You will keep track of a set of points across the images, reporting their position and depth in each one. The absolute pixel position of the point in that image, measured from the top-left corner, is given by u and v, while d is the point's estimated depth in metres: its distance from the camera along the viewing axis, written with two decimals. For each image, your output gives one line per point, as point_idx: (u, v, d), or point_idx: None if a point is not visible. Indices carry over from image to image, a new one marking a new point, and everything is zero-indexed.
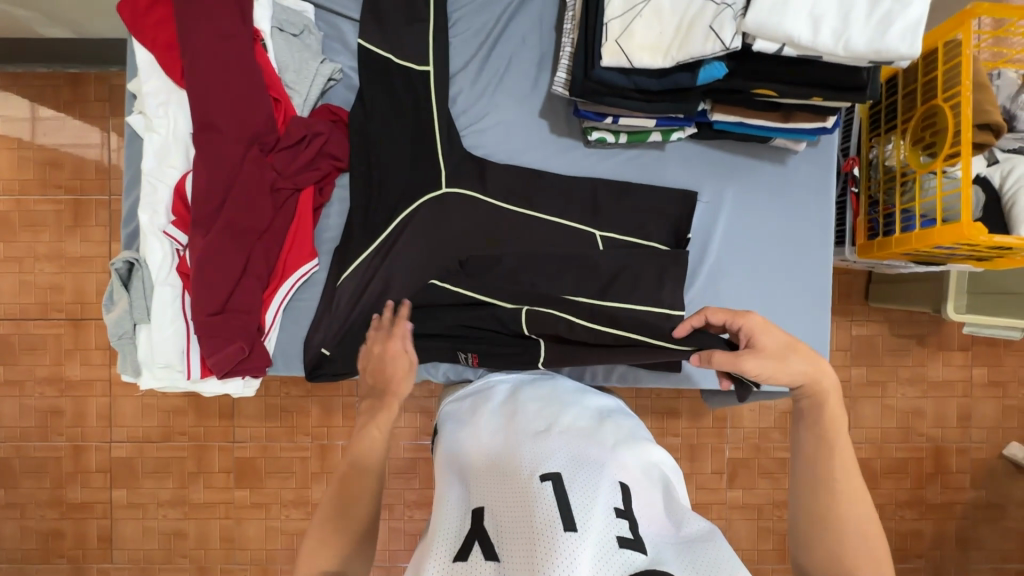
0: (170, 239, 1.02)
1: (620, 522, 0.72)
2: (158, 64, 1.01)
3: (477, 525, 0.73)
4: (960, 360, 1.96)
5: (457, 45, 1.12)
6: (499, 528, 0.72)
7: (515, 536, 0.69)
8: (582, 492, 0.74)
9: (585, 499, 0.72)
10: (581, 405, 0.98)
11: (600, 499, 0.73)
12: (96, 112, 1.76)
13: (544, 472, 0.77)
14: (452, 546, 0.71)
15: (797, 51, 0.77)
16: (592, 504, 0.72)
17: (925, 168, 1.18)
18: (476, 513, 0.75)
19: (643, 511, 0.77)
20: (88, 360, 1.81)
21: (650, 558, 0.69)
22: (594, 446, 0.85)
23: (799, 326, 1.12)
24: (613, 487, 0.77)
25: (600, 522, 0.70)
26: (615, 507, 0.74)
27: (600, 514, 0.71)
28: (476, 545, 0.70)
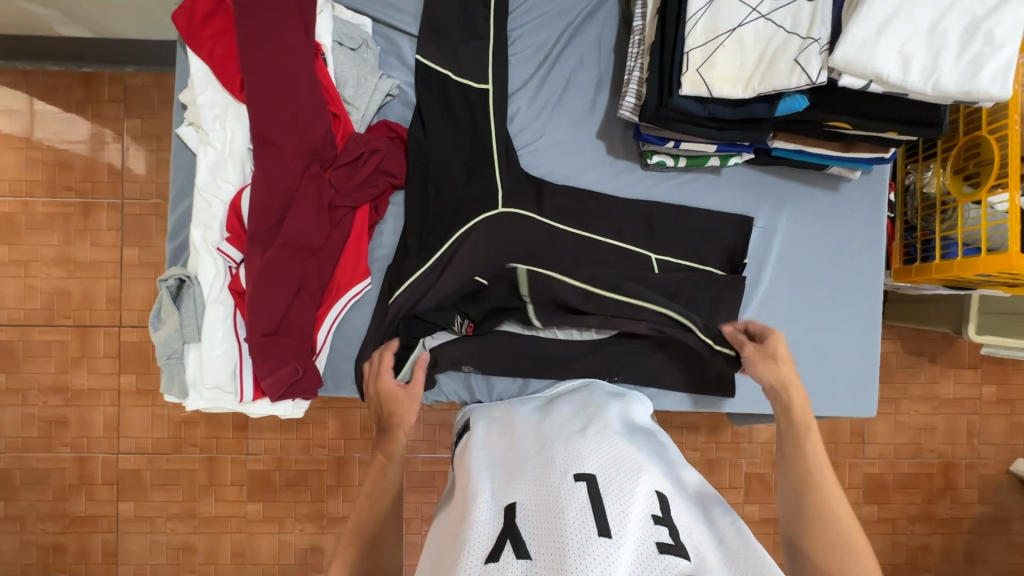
0: (223, 256, 0.99)
1: (658, 528, 0.73)
2: (217, 75, 0.98)
3: (509, 524, 0.73)
4: (970, 378, 2.00)
5: (515, 63, 1.11)
6: (531, 528, 0.72)
7: (550, 536, 0.69)
8: (619, 496, 0.74)
9: (621, 504, 0.73)
10: (617, 406, 0.99)
11: (638, 506, 0.74)
12: (109, 112, 1.70)
13: (578, 473, 0.77)
14: (485, 544, 0.71)
15: (883, 88, 0.78)
16: (629, 510, 0.73)
17: (968, 198, 1.20)
18: (507, 511, 0.75)
19: (681, 517, 0.77)
20: (96, 368, 1.74)
21: (691, 565, 0.70)
22: (629, 448, 0.85)
23: (847, 351, 1.14)
24: (650, 491, 0.77)
25: (637, 529, 0.71)
26: (653, 512, 0.75)
27: (637, 521, 0.72)
28: (509, 544, 0.70)
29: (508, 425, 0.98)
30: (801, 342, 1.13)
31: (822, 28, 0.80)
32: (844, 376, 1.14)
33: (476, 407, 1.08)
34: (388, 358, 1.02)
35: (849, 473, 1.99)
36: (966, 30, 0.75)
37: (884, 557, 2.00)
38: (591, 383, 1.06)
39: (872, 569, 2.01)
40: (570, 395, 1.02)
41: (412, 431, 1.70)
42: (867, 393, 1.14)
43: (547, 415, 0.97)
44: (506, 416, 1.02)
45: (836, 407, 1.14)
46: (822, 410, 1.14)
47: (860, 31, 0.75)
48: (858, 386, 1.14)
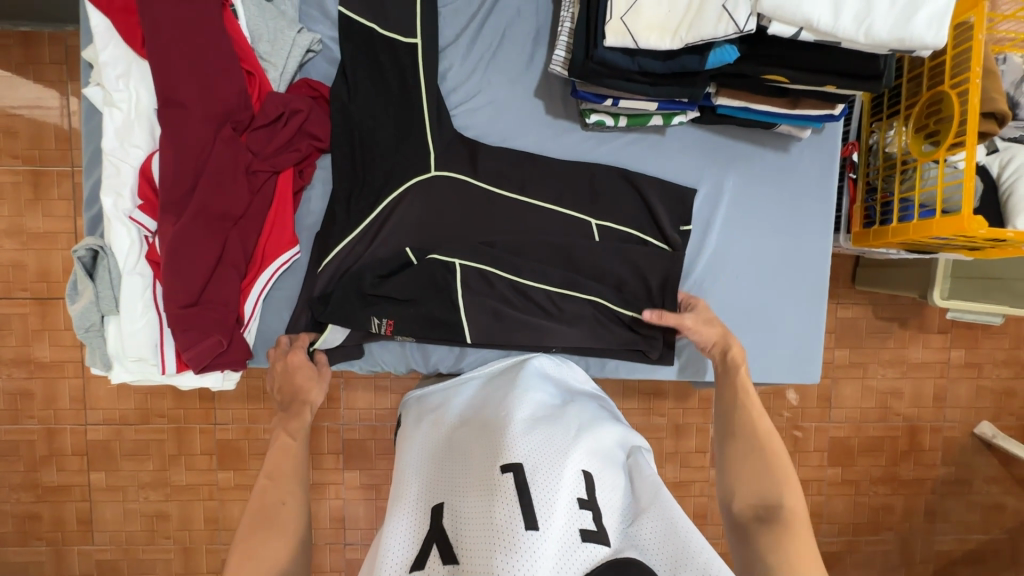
0: (137, 225, 0.94)
1: (582, 514, 0.69)
2: (117, 30, 0.91)
3: (436, 528, 0.71)
4: (939, 342, 1.99)
5: (446, 16, 1.04)
6: (457, 528, 0.70)
7: (473, 535, 0.67)
8: (545, 483, 0.71)
9: (546, 491, 0.70)
10: (551, 386, 0.96)
11: (564, 490, 0.71)
12: (53, 75, 1.62)
13: (503, 462, 0.74)
14: (410, 550, 0.70)
15: (815, 37, 0.72)
16: (553, 496, 0.69)
17: (927, 156, 1.15)
18: (435, 512, 0.73)
19: (609, 497, 0.75)
20: (57, 341, 1.72)
21: (614, 549, 0.67)
22: (561, 430, 0.81)
23: (792, 317, 1.11)
24: (576, 474, 0.74)
25: (561, 517, 0.68)
26: (578, 497, 0.71)
27: (562, 508, 0.69)
28: (434, 550, 0.68)
29: (443, 411, 0.94)
30: (747, 306, 1.10)
31: None
32: (789, 342, 1.12)
33: (417, 395, 1.06)
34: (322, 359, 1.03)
35: (815, 437, 2.00)
36: None
37: (847, 517, 2.04)
38: (528, 360, 1.02)
39: (836, 529, 2.05)
40: (504, 376, 0.99)
41: (375, 399, 1.69)
42: (813, 359, 1.12)
43: (484, 400, 0.93)
44: (442, 401, 0.98)
45: (780, 373, 1.12)
46: (768, 376, 1.12)
47: None
48: (803, 351, 1.12)
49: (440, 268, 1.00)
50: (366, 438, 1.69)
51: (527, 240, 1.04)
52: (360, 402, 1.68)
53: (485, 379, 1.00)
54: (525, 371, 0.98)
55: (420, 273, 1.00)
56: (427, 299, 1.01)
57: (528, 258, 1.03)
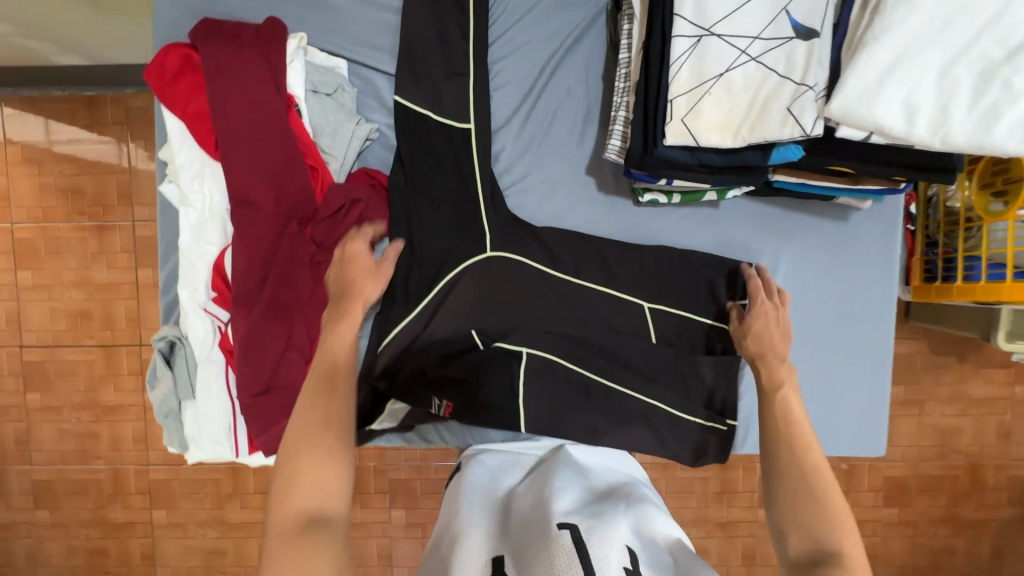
0: (212, 316, 1.00)
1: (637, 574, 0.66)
2: (192, 135, 0.97)
3: None
4: (1002, 377, 1.90)
5: (498, 98, 1.05)
6: None
7: None
8: (602, 539, 0.69)
9: (602, 547, 0.68)
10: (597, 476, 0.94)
11: (622, 551, 0.67)
12: (115, 135, 1.72)
13: (560, 519, 0.73)
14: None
15: (886, 139, 0.71)
16: (610, 552, 0.67)
17: (993, 217, 1.11)
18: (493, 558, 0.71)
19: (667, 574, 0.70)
20: (122, 386, 1.82)
21: None
22: (613, 507, 0.80)
23: (851, 388, 1.09)
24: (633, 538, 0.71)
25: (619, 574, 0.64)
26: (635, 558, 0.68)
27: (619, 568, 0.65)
28: None
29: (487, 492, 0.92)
30: (806, 379, 1.09)
31: (819, 73, 0.73)
32: (849, 414, 1.09)
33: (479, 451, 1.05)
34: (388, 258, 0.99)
35: (868, 476, 1.94)
36: (982, 75, 0.66)
37: (904, 559, 1.97)
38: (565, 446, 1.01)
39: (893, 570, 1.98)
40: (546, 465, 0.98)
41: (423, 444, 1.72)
42: (877, 431, 1.09)
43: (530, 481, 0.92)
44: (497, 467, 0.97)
45: (842, 445, 1.10)
46: (827, 450, 1.09)
47: (859, 80, 0.68)
48: (866, 423, 1.09)
49: (500, 353, 1.04)
50: (413, 479, 1.73)
51: (579, 323, 1.07)
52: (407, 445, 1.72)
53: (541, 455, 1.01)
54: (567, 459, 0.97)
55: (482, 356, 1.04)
56: (485, 382, 1.02)
57: (579, 343, 1.06)
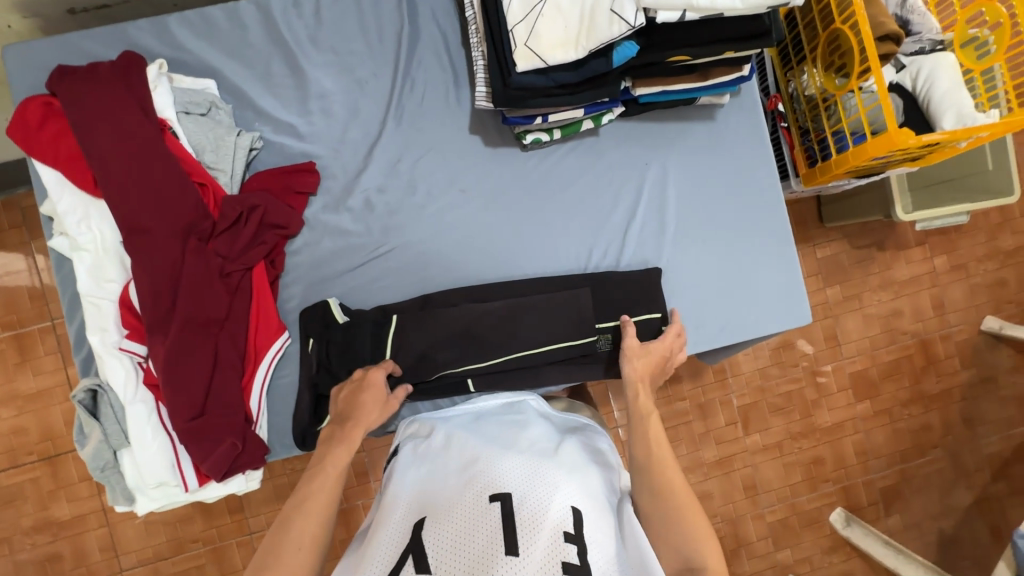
0: (129, 354, 0.97)
1: (566, 548, 0.64)
2: (67, 177, 0.96)
3: (415, 537, 0.67)
4: (921, 255, 1.90)
5: (371, 84, 1.10)
6: (439, 535, 0.67)
7: (453, 555, 0.64)
8: (534, 513, 0.66)
9: (533, 522, 0.65)
10: (546, 424, 0.91)
11: (550, 521, 0.66)
12: (12, 240, 1.54)
13: (494, 491, 0.70)
14: (390, 555, 0.67)
15: (699, 14, 0.81)
16: (538, 525, 0.65)
17: (843, 89, 1.23)
18: (420, 523, 0.70)
19: (598, 534, 0.68)
20: (74, 496, 1.57)
21: None
22: (554, 462, 0.77)
23: (767, 268, 1.16)
24: (564, 508, 0.68)
25: (544, 547, 0.63)
26: (564, 530, 0.66)
27: (545, 540, 0.64)
28: (409, 559, 0.65)
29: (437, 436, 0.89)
30: (724, 270, 1.15)
31: None
32: (769, 295, 1.15)
33: (421, 416, 0.99)
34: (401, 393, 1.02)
35: (835, 379, 1.86)
36: None
37: (889, 448, 1.87)
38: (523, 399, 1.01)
39: (913, 466, 1.88)
40: (506, 414, 0.95)
41: None
42: (800, 300, 1.16)
43: (477, 429, 0.88)
44: (443, 424, 0.93)
45: (773, 322, 1.15)
46: (761, 331, 1.15)
47: None
48: (789, 296, 1.16)
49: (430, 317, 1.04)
50: None
51: (517, 282, 1.10)
52: None
53: (475, 417, 0.95)
54: (523, 413, 0.95)
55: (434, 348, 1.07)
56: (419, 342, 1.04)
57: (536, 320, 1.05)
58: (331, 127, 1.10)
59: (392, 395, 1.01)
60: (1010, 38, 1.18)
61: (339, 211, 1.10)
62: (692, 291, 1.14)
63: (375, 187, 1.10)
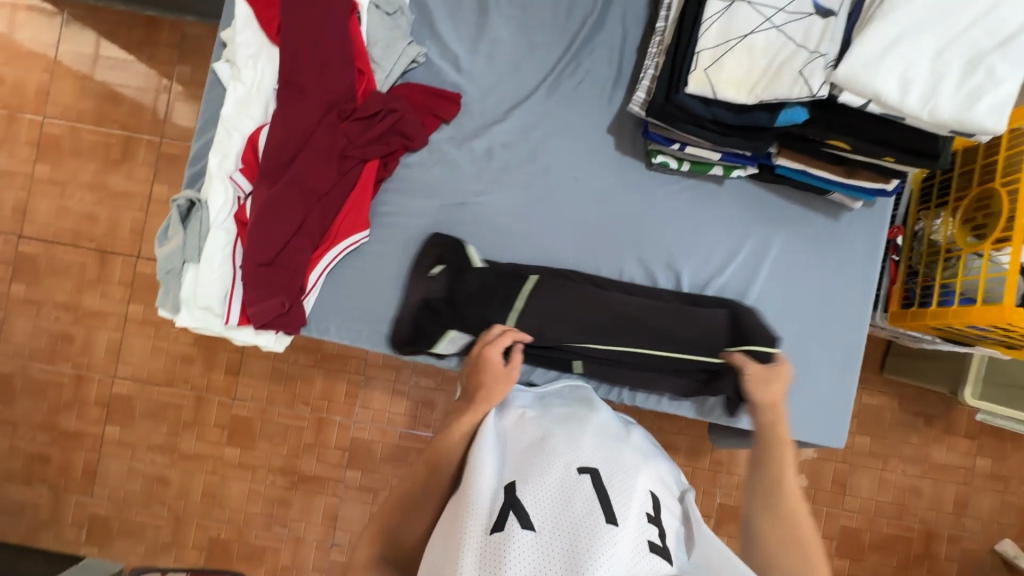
0: (235, 186, 1.05)
1: (651, 529, 0.67)
2: (257, 16, 1.05)
3: (512, 496, 0.66)
4: (965, 448, 1.80)
5: (540, 52, 1.15)
6: (538, 500, 0.66)
7: (553, 516, 0.64)
8: (622, 490, 0.68)
9: (622, 498, 0.67)
10: (606, 410, 0.93)
11: (638, 499, 0.69)
12: (164, 58, 1.67)
13: (581, 463, 0.70)
14: (489, 514, 0.66)
15: (881, 109, 0.83)
16: (628, 502, 0.67)
17: (971, 248, 1.19)
18: (508, 486, 0.68)
19: (671, 522, 0.73)
20: (108, 294, 1.69)
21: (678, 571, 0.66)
22: (628, 446, 0.79)
23: (822, 379, 1.13)
24: (646, 491, 0.72)
25: (635, 524, 0.66)
26: (647, 512, 0.69)
27: (635, 517, 0.67)
28: (512, 516, 0.64)
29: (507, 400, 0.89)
30: None
31: (831, 45, 0.83)
32: (813, 405, 1.13)
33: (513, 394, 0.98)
34: (517, 360, 0.97)
35: (823, 523, 1.79)
36: (969, 63, 0.79)
37: None
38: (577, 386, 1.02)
39: None
40: (565, 394, 0.97)
41: (394, 403, 1.67)
42: (840, 424, 1.13)
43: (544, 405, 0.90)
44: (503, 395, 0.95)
45: (804, 432, 1.13)
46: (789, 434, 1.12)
47: (865, 51, 0.79)
48: (831, 415, 1.13)
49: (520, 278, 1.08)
50: (374, 439, 1.66)
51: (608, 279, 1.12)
52: (376, 402, 1.67)
53: (539, 398, 0.97)
54: (584, 395, 0.97)
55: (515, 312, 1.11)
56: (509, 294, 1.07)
57: (645, 335, 1.05)
58: (489, 72, 1.15)
59: (511, 368, 0.95)
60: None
61: (461, 148, 1.15)
62: None
63: (501, 142, 1.15)
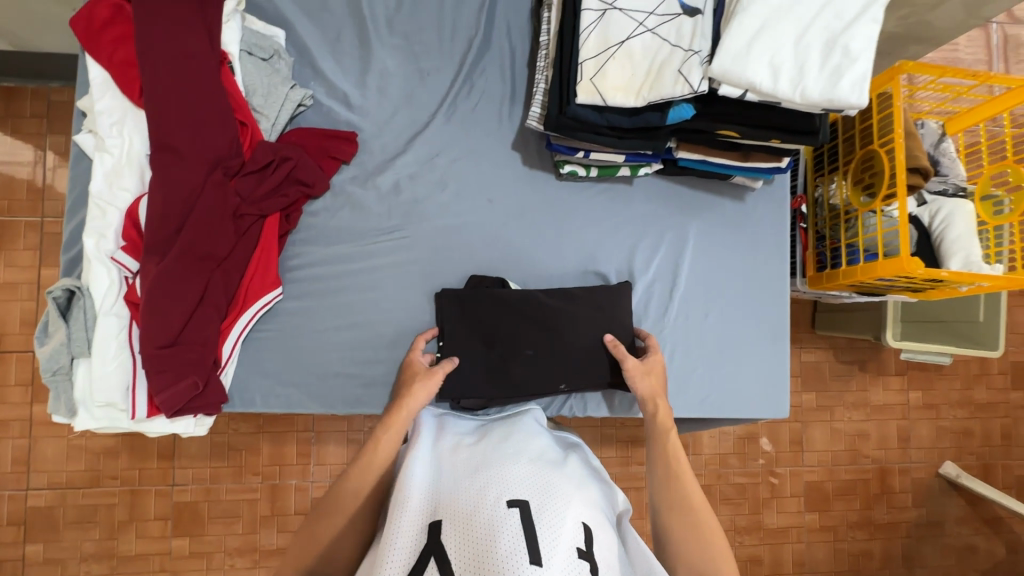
0: (119, 265, 0.95)
1: (580, 564, 0.65)
2: (114, 80, 0.97)
3: (434, 539, 0.66)
4: (898, 385, 1.93)
5: (432, 77, 1.13)
6: (459, 540, 0.65)
7: (474, 558, 0.63)
8: (551, 524, 0.66)
9: (551, 532, 0.65)
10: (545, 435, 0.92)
11: (567, 535, 0.66)
12: (29, 129, 1.51)
13: (511, 497, 0.69)
14: (409, 555, 0.65)
15: (758, 97, 0.86)
16: (556, 539, 0.65)
17: (866, 207, 1.28)
18: (433, 525, 0.68)
19: (606, 553, 0.70)
20: (4, 398, 1.49)
21: None
22: (562, 477, 0.77)
23: (758, 355, 1.17)
24: (577, 523, 0.69)
25: (562, 561, 0.64)
26: (578, 545, 0.67)
27: (563, 555, 0.64)
28: (432, 561, 0.64)
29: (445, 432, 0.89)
30: (719, 346, 1.16)
31: (702, 41, 0.86)
32: (754, 380, 1.17)
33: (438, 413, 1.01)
34: (444, 364, 0.99)
35: (790, 482, 1.86)
36: (826, 44, 0.84)
37: (827, 566, 1.86)
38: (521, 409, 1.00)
39: None
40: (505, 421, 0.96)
41: (351, 455, 1.58)
42: (780, 394, 1.17)
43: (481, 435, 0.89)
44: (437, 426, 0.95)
45: (750, 408, 1.16)
46: (736, 414, 1.15)
47: (732, 44, 0.83)
48: (771, 387, 1.17)
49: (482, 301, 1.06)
50: None
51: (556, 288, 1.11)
52: (331, 457, 1.58)
53: (479, 428, 0.96)
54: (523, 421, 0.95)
55: (467, 341, 1.05)
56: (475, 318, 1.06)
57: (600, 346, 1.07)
58: (381, 106, 1.12)
59: (437, 367, 0.99)
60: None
61: (366, 186, 1.10)
62: (682, 358, 1.15)
63: (408, 174, 1.11)
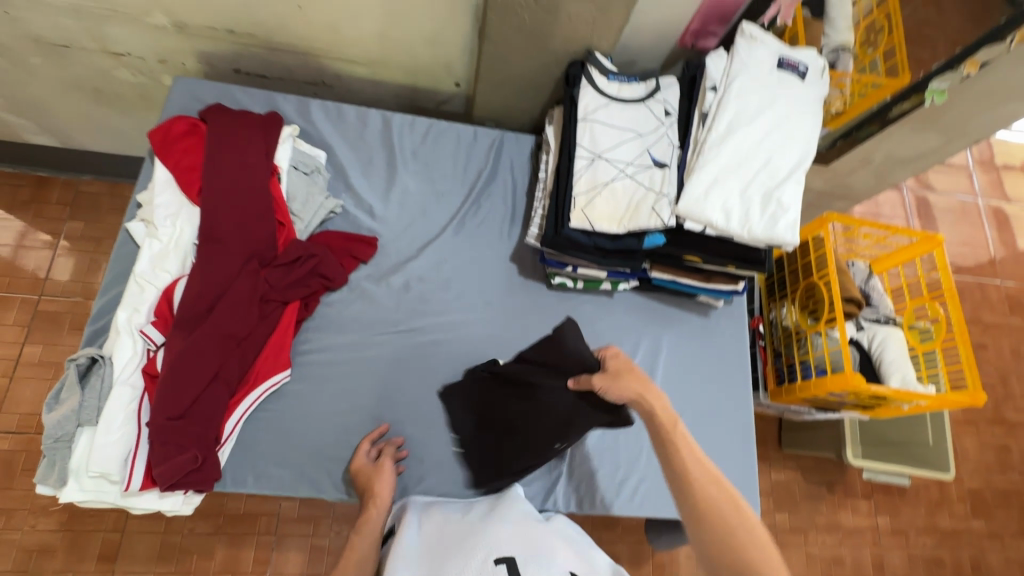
0: (145, 338, 1.02)
1: None
2: (177, 180, 1.13)
3: None
4: (866, 508, 1.98)
5: (446, 198, 1.34)
6: None
7: None
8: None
9: None
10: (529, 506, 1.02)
11: None
12: (51, 214, 1.63)
13: (498, 555, 0.79)
14: None
15: (716, 231, 1.08)
16: None
17: (813, 329, 1.47)
18: None
19: None
20: None
21: None
22: (545, 536, 0.87)
23: (728, 458, 1.26)
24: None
25: None
26: None
27: None
28: None
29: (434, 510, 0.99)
30: None
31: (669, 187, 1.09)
32: None
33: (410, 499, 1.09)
34: (388, 457, 1.08)
35: None
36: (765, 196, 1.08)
37: None
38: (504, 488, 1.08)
39: None
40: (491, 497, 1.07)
41: (314, 563, 1.49)
42: (751, 498, 1.24)
43: (469, 509, 0.98)
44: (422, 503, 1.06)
45: None
46: None
47: (693, 192, 1.06)
48: (741, 490, 1.24)
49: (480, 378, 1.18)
50: None
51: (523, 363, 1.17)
52: (291, 565, 1.48)
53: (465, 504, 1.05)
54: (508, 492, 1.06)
55: (462, 416, 1.16)
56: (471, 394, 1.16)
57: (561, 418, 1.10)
58: (400, 218, 1.30)
59: (380, 463, 1.07)
60: (946, 333, 1.48)
61: (379, 284, 1.24)
62: (659, 457, 1.22)
63: (417, 275, 1.26)
